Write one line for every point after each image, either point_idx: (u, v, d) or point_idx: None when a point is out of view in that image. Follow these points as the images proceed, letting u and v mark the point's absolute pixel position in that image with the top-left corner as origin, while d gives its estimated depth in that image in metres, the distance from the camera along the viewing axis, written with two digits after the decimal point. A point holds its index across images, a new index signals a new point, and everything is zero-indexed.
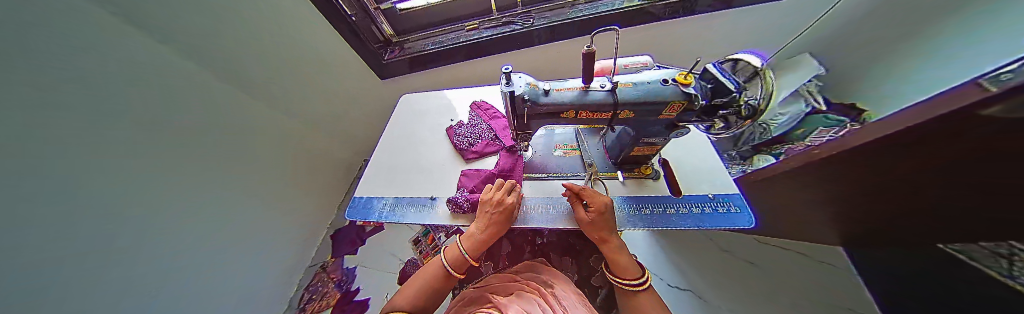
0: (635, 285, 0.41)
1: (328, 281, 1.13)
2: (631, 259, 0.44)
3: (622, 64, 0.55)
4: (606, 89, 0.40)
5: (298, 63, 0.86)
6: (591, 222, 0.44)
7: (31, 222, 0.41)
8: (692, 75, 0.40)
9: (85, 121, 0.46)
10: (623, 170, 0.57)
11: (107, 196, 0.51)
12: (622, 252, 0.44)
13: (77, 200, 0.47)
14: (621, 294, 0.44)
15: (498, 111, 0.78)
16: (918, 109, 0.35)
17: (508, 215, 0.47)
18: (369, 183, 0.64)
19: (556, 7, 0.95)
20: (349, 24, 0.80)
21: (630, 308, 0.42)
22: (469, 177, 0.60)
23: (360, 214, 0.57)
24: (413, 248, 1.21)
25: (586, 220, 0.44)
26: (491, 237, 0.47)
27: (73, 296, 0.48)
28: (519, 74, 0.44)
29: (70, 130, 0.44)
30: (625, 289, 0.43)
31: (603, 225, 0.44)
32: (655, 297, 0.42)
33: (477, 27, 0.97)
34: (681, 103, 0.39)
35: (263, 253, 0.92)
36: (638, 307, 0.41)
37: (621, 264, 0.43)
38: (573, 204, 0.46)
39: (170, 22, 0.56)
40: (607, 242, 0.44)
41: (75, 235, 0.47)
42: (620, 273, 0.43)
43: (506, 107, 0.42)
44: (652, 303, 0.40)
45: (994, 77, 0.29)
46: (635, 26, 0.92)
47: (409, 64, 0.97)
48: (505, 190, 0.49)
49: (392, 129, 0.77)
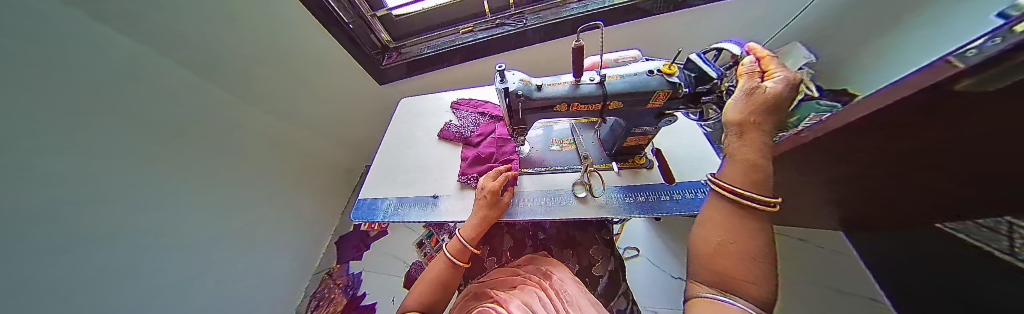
0: (766, 203, 0.24)
1: (334, 287, 1.14)
2: (762, 185, 0.26)
3: (612, 59, 0.57)
4: (595, 81, 0.42)
5: (291, 62, 0.86)
6: (756, 98, 0.29)
7: (25, 218, 0.46)
8: (676, 65, 0.41)
9: (52, 126, 0.48)
10: (617, 161, 0.59)
11: (100, 195, 0.56)
12: (765, 155, 0.27)
13: (66, 198, 0.51)
14: (709, 205, 0.30)
15: (482, 101, 0.82)
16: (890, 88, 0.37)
17: (489, 199, 0.49)
18: (371, 185, 0.65)
19: (550, 6, 0.97)
20: (347, 31, 0.84)
21: (708, 240, 0.26)
22: (471, 149, 0.67)
23: (364, 215, 0.59)
24: (417, 251, 1.23)
25: (755, 90, 0.29)
26: (483, 221, 0.48)
27: (74, 286, 0.53)
28: (513, 71, 0.46)
29: (55, 127, 0.48)
30: (743, 206, 0.25)
31: (761, 101, 0.28)
32: (761, 259, 0.23)
33: (473, 30, 0.99)
34: (666, 91, 0.40)
35: (256, 256, 0.93)
36: (732, 231, 0.25)
37: (753, 167, 0.27)
38: (742, 74, 0.32)
39: (142, 25, 0.56)
40: (756, 134, 0.28)
41: (26, 239, 0.46)
42: (737, 175, 0.27)
43: (501, 102, 0.44)
44: (751, 254, 0.23)
45: (959, 53, 0.31)
46: (618, 23, 0.95)
47: (407, 68, 1.01)
48: (497, 176, 0.51)
49: (391, 133, 0.79)
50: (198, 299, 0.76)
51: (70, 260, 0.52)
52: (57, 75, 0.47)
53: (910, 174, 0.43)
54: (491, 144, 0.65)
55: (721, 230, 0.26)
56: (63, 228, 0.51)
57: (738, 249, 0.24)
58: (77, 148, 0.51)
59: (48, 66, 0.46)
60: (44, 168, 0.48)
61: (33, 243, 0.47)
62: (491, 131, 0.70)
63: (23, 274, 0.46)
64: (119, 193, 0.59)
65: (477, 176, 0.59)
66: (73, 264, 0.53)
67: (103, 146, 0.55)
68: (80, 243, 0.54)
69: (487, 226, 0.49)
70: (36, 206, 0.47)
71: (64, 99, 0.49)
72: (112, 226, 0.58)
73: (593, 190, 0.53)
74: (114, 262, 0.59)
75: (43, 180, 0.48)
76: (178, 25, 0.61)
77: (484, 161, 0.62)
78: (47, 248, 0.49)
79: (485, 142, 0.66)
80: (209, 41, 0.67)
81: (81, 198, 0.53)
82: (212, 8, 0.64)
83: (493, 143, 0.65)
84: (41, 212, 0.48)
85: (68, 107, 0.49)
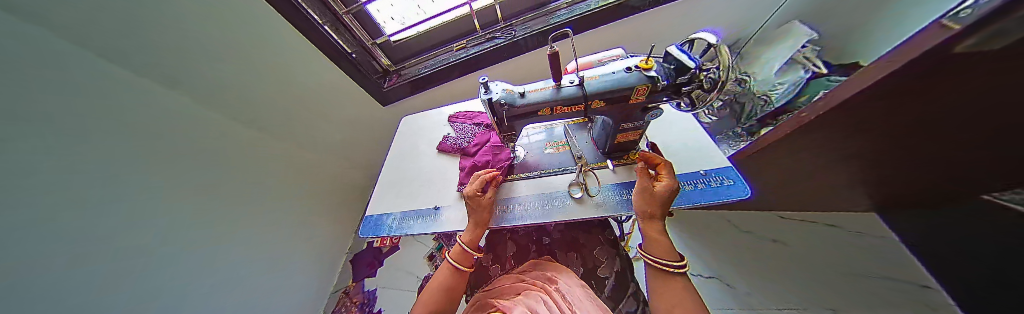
0: (677, 265, 0.37)
1: (351, 305, 1.17)
2: (669, 245, 0.40)
3: (596, 59, 0.58)
4: (575, 84, 0.43)
5: (267, 76, 0.82)
6: (649, 193, 0.44)
7: (33, 247, 0.43)
8: (653, 60, 0.42)
9: (95, 158, 0.50)
10: (612, 159, 0.58)
11: (115, 195, 0.54)
12: (664, 235, 0.42)
13: (86, 221, 0.49)
14: (651, 274, 0.40)
15: (476, 112, 0.85)
16: (900, 51, 0.37)
17: (482, 206, 0.49)
18: (378, 201, 0.68)
19: (536, 15, 1.01)
20: (351, 61, 0.92)
21: (665, 303, 0.35)
22: (468, 159, 0.69)
23: (372, 231, 0.61)
24: (429, 264, 1.25)
25: (653, 188, 0.44)
26: (477, 227, 0.49)
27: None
28: (497, 82, 0.48)
29: (68, 138, 0.47)
30: (669, 271, 0.37)
31: (655, 197, 0.43)
32: (695, 299, 0.34)
33: (465, 46, 1.04)
34: (645, 86, 0.41)
35: (281, 279, 0.96)
36: (674, 289, 0.36)
37: (659, 241, 0.41)
38: (640, 173, 0.46)
39: (173, 64, 0.61)
40: (655, 220, 0.43)
41: (60, 271, 0.47)
42: (651, 249, 0.40)
43: (488, 113, 0.46)
44: (691, 301, 0.34)
45: (954, 15, 0.31)
46: (585, 31, 0.98)
47: (408, 88, 1.06)
48: (477, 181, 0.52)
49: (394, 150, 0.82)
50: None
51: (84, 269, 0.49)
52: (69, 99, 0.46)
53: (996, 110, 0.35)
54: (487, 152, 0.66)
55: (667, 303, 0.35)
56: (72, 253, 0.48)
57: (685, 302, 0.34)
58: (98, 155, 0.50)
59: (63, 88, 0.45)
60: (60, 176, 0.46)
61: (36, 260, 0.44)
62: (487, 139, 0.72)
63: (27, 299, 0.43)
64: (132, 200, 0.56)
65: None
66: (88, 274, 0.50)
67: (117, 169, 0.54)
68: (90, 267, 0.51)
69: (483, 227, 0.49)
70: (52, 226, 0.45)
71: (85, 123, 0.48)
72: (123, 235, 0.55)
73: (589, 190, 0.53)
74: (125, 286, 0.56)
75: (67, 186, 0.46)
76: (181, 51, 0.62)
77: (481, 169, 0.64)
78: (56, 277, 0.46)
79: (482, 150, 0.68)
80: (232, 76, 0.73)
81: (96, 222, 0.51)
82: (226, 38, 0.69)
83: (489, 151, 0.66)
84: (51, 240, 0.45)
85: (88, 131, 0.49)
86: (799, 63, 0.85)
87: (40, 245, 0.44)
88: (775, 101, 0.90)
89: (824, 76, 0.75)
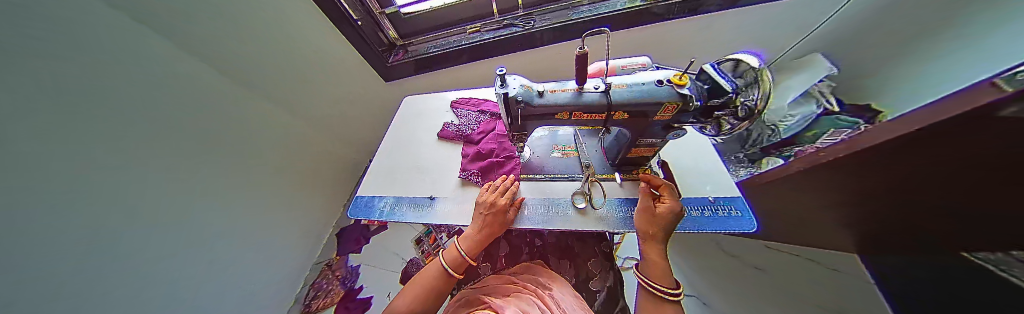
0: (671, 292, 0.35)
1: (333, 278, 1.15)
2: (670, 269, 0.39)
3: (620, 65, 0.55)
4: (600, 90, 0.40)
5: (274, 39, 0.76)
6: (652, 213, 0.43)
7: (31, 198, 0.40)
8: (687, 76, 0.39)
9: (80, 107, 0.45)
10: (621, 172, 0.57)
11: (108, 148, 0.50)
12: (665, 260, 0.40)
13: (77, 173, 0.46)
14: (644, 297, 0.38)
15: (483, 100, 0.82)
16: (945, 105, 0.34)
17: (501, 216, 0.47)
18: (371, 183, 0.65)
19: (557, 8, 0.95)
20: (355, 28, 0.84)
21: None
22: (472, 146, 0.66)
23: (361, 213, 0.58)
24: (415, 248, 1.24)
25: (655, 209, 0.44)
26: (488, 238, 0.47)
27: (77, 269, 0.48)
28: (514, 76, 0.44)
29: (63, 88, 0.42)
30: (665, 298, 0.36)
31: (656, 219, 0.42)
32: None
33: (479, 30, 0.98)
34: (675, 103, 0.38)
35: (268, 249, 0.93)
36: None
37: (658, 263, 0.39)
38: (641, 193, 0.46)
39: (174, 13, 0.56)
40: (658, 242, 0.42)
41: (63, 222, 0.45)
42: (648, 270, 0.39)
43: (501, 109, 0.43)
44: None
45: (1011, 75, 0.29)
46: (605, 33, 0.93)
47: (413, 67, 1.00)
48: (499, 191, 0.50)
49: (393, 132, 0.78)
50: (195, 284, 0.69)
51: (85, 226, 0.48)
52: (58, 40, 0.41)
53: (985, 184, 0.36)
54: (492, 140, 0.64)
55: None
56: (70, 207, 0.45)
57: None
58: (89, 97, 0.46)
59: (52, 28, 0.40)
60: (54, 127, 0.42)
61: (34, 211, 0.41)
62: (492, 128, 0.69)
63: (24, 252, 0.40)
64: (125, 161, 0.53)
65: (476, 172, 0.59)
66: (87, 229, 0.48)
67: (107, 122, 0.49)
68: (88, 224, 0.48)
69: (491, 236, 0.47)
70: (45, 178, 0.42)
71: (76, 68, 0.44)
72: (119, 200, 0.53)
73: (593, 201, 0.51)
74: (118, 244, 0.53)
75: (70, 136, 0.45)
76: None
77: (485, 157, 0.61)
78: (57, 230, 0.44)
79: (486, 139, 0.65)
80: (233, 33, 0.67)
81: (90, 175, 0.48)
82: None
83: (493, 139, 0.65)
84: (51, 191, 0.43)
85: (79, 76, 0.44)
86: (813, 97, 0.85)
87: (38, 196, 0.41)
88: (783, 132, 0.88)
89: (833, 114, 0.77)
